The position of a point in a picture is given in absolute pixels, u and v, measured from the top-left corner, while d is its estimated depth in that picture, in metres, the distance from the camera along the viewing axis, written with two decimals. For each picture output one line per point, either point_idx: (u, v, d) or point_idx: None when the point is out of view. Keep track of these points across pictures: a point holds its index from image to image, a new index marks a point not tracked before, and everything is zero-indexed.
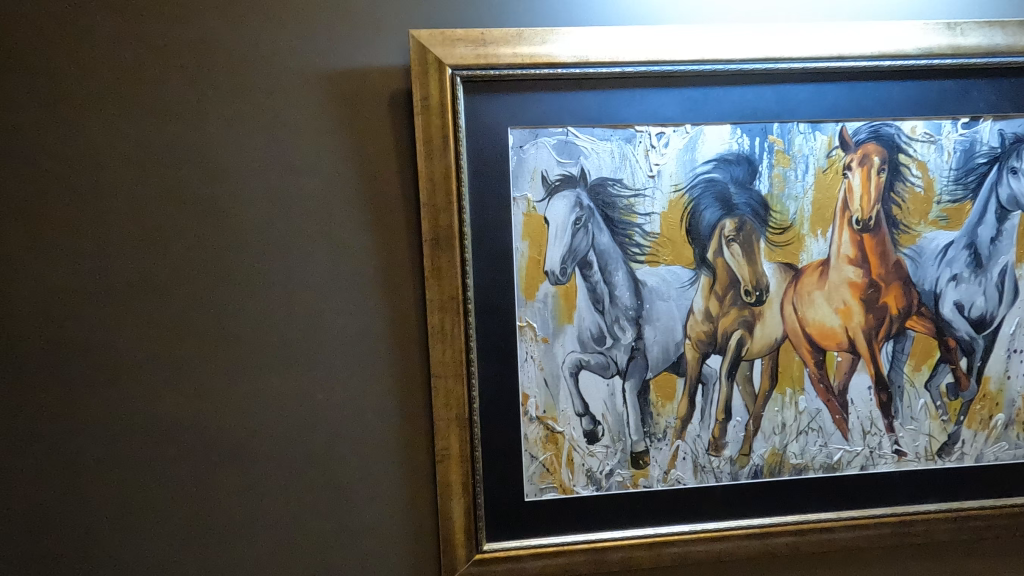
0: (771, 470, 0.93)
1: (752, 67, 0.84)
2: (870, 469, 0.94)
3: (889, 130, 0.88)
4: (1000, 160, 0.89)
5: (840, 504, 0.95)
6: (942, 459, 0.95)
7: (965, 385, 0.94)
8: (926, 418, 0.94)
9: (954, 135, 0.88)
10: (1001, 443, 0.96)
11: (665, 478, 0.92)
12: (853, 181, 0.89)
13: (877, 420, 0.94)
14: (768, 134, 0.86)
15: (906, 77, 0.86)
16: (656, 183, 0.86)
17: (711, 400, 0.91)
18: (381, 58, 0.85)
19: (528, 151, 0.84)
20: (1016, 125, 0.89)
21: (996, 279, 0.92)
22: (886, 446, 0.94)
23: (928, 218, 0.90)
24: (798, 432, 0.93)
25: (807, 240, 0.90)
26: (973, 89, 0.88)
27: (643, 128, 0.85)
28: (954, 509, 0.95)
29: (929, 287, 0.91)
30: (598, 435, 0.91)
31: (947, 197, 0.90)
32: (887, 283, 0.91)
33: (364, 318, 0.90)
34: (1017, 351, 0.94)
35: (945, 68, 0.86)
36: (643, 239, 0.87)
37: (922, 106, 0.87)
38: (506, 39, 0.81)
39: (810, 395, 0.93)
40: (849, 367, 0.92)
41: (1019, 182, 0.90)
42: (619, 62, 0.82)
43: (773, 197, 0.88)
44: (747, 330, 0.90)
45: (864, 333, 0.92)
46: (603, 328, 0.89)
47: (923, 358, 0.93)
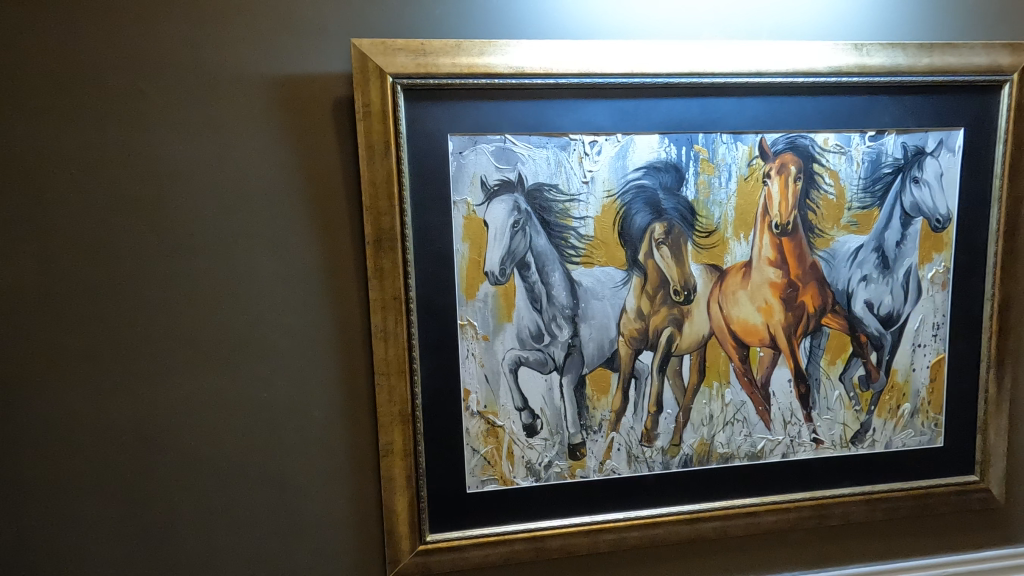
0: (699, 459, 0.99)
1: (678, 81, 0.89)
2: (791, 457, 1.01)
3: (804, 142, 0.95)
4: (904, 170, 0.97)
5: (763, 490, 1.01)
6: (856, 446, 1.03)
7: (875, 377, 1.02)
8: (841, 408, 1.02)
9: (863, 147, 0.96)
10: (908, 431, 1.04)
11: (601, 468, 0.97)
12: (772, 188, 0.95)
13: (796, 410, 1.01)
14: (693, 144, 0.92)
15: (819, 93, 0.93)
16: (590, 188, 0.91)
17: (643, 393, 0.97)
18: (325, 65, 0.88)
19: (468, 156, 0.88)
20: (917, 139, 0.97)
21: (902, 279, 1.00)
22: (805, 434, 1.01)
23: (840, 223, 0.98)
24: (724, 423, 0.99)
25: (731, 243, 0.96)
26: (879, 105, 0.95)
27: (576, 136, 0.90)
28: (867, 492, 1.03)
29: (842, 286, 0.99)
30: (538, 428, 0.95)
31: (857, 204, 0.97)
32: (804, 283, 0.98)
33: (310, 317, 0.92)
34: (922, 345, 1.02)
35: (854, 85, 0.94)
36: (578, 241, 0.92)
37: (833, 120, 0.95)
38: (446, 49, 0.85)
39: (735, 388, 0.99)
40: (771, 362, 0.99)
41: (921, 190, 0.98)
42: (553, 73, 0.86)
43: (698, 202, 0.94)
44: (676, 327, 0.96)
45: (784, 329, 0.99)
46: (541, 326, 0.93)
47: (838, 352, 1.01)
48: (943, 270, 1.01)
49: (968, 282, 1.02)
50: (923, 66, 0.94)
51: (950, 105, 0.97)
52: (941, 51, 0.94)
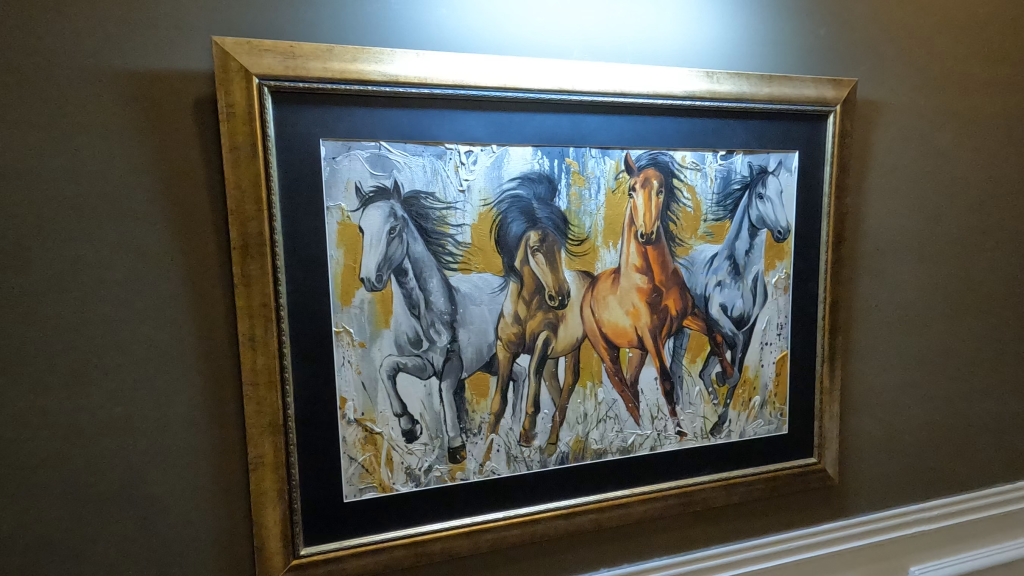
0: (575, 456, 1.05)
1: (549, 97, 0.94)
2: (658, 449, 1.09)
3: (664, 158, 1.03)
4: (750, 187, 1.09)
5: (634, 482, 1.08)
6: (714, 437, 1.13)
7: (730, 373, 1.12)
8: (701, 402, 1.11)
9: (715, 164, 1.06)
10: (759, 421, 1.15)
11: (480, 470, 0.99)
12: (637, 201, 1.03)
13: (662, 406, 1.09)
14: (565, 157, 0.98)
15: (677, 114, 1.02)
16: (466, 197, 0.94)
17: (521, 395, 1.00)
18: (185, 62, 0.84)
19: (341, 162, 0.87)
20: (761, 159, 1.09)
21: (751, 284, 1.11)
22: (670, 428, 1.10)
23: (698, 233, 1.07)
24: (597, 421, 1.05)
25: (601, 251, 1.02)
26: (729, 127, 1.06)
27: (452, 146, 0.92)
28: (724, 478, 1.13)
29: (700, 291, 1.09)
30: (417, 434, 0.96)
31: (712, 216, 1.07)
32: (667, 288, 1.07)
33: (170, 328, 0.87)
34: (768, 343, 1.14)
35: (707, 108, 1.03)
36: (455, 248, 0.94)
37: (689, 139, 1.04)
38: (317, 53, 0.84)
39: (607, 387, 1.05)
40: (639, 361, 1.07)
41: (765, 205, 1.10)
42: (428, 83, 0.88)
43: (570, 212, 0.99)
44: (551, 331, 1.01)
45: (650, 331, 1.07)
46: (419, 332, 0.94)
47: (698, 351, 1.10)
48: (785, 275, 1.14)
49: (805, 286, 1.15)
50: (764, 95, 1.05)
51: (788, 130, 1.10)
52: (779, 82, 1.06)
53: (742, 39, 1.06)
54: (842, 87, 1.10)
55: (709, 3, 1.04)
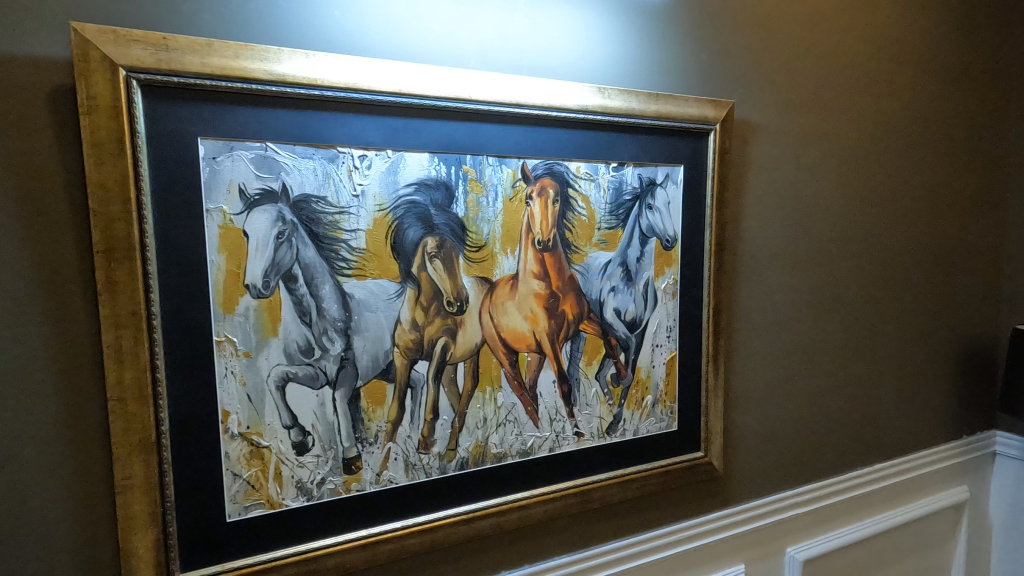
0: (475, 461, 1.05)
1: (444, 104, 0.95)
2: (556, 450, 1.13)
3: (560, 169, 1.07)
4: (640, 198, 1.15)
5: (533, 483, 1.11)
6: (610, 436, 1.18)
7: (625, 374, 1.18)
8: (597, 403, 1.16)
9: (608, 175, 1.12)
10: (651, 419, 1.22)
11: (377, 480, 0.98)
12: (534, 209, 1.06)
13: (560, 408, 1.12)
14: (462, 164, 0.99)
15: (571, 126, 1.07)
16: (361, 202, 0.92)
17: (419, 402, 1.00)
18: (38, 47, 0.76)
19: (223, 162, 0.83)
20: (651, 172, 1.16)
21: (642, 289, 1.18)
22: (568, 429, 1.13)
23: (592, 241, 1.12)
24: (497, 425, 1.07)
25: (499, 257, 1.04)
26: (620, 141, 1.12)
27: (344, 149, 0.90)
28: (619, 475, 1.18)
29: (594, 296, 1.14)
30: (309, 446, 0.92)
31: (605, 225, 1.13)
32: (563, 294, 1.11)
33: (19, 341, 0.78)
34: (659, 345, 1.21)
35: (599, 122, 1.08)
36: (349, 254, 0.92)
37: (583, 151, 1.08)
38: (194, 47, 0.79)
39: (506, 391, 1.07)
40: (537, 365, 1.10)
41: (654, 215, 1.17)
42: (318, 85, 0.86)
43: (468, 219, 1.00)
44: (450, 337, 1.01)
45: (548, 335, 1.10)
46: (310, 340, 0.91)
47: (594, 354, 1.15)
48: (673, 281, 1.21)
49: (692, 291, 1.23)
50: (652, 111, 1.12)
51: (674, 145, 1.17)
52: (665, 100, 1.14)
53: (631, 58, 1.13)
54: (721, 108, 1.20)
55: (600, 23, 1.09)
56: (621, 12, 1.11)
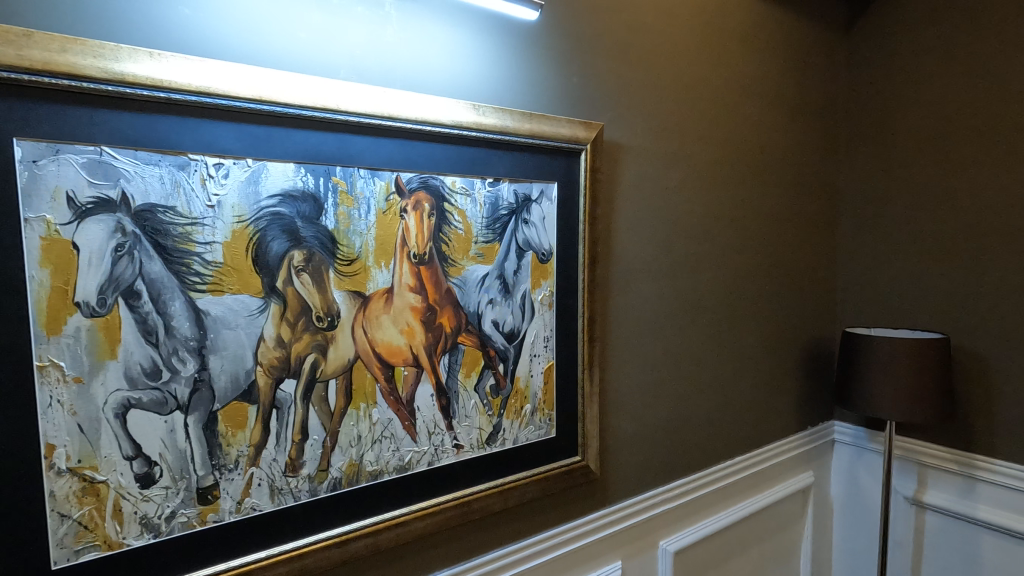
0: (348, 480, 1.02)
1: (310, 114, 0.93)
2: (435, 464, 1.12)
3: (435, 183, 1.08)
4: (516, 213, 1.19)
5: (412, 499, 1.10)
6: (490, 446, 1.20)
7: (503, 385, 1.21)
8: (477, 414, 1.17)
9: (483, 191, 1.14)
10: (530, 427, 1.25)
11: (238, 508, 0.92)
12: (409, 222, 1.06)
13: (439, 421, 1.12)
14: (331, 175, 0.96)
15: (445, 142, 1.08)
16: (217, 212, 0.87)
17: (285, 423, 0.95)
18: None
19: (47, 167, 0.75)
20: (526, 187, 1.20)
21: (519, 301, 1.22)
22: (447, 442, 1.14)
23: (469, 254, 1.14)
24: (372, 442, 1.05)
25: (373, 270, 1.03)
26: (495, 157, 1.15)
27: (196, 157, 0.85)
28: (500, 485, 1.20)
29: (472, 308, 1.15)
30: (155, 477, 0.85)
31: (482, 239, 1.15)
32: (440, 307, 1.11)
33: None
34: (536, 355, 1.25)
35: (473, 138, 1.11)
36: (203, 268, 0.86)
37: (458, 166, 1.10)
38: (9, 38, 0.71)
39: (382, 407, 1.05)
40: (414, 379, 1.09)
41: (530, 229, 1.21)
42: (164, 86, 0.81)
43: (338, 232, 0.98)
44: (320, 353, 0.97)
45: (425, 349, 1.10)
46: (157, 361, 0.84)
47: (472, 365, 1.16)
48: (549, 293, 1.26)
49: (567, 302, 1.29)
50: (526, 129, 1.17)
51: (548, 163, 1.23)
52: (538, 120, 1.19)
53: (505, 79, 1.17)
54: (591, 129, 1.27)
55: (474, 42, 1.12)
56: (495, 33, 1.15)
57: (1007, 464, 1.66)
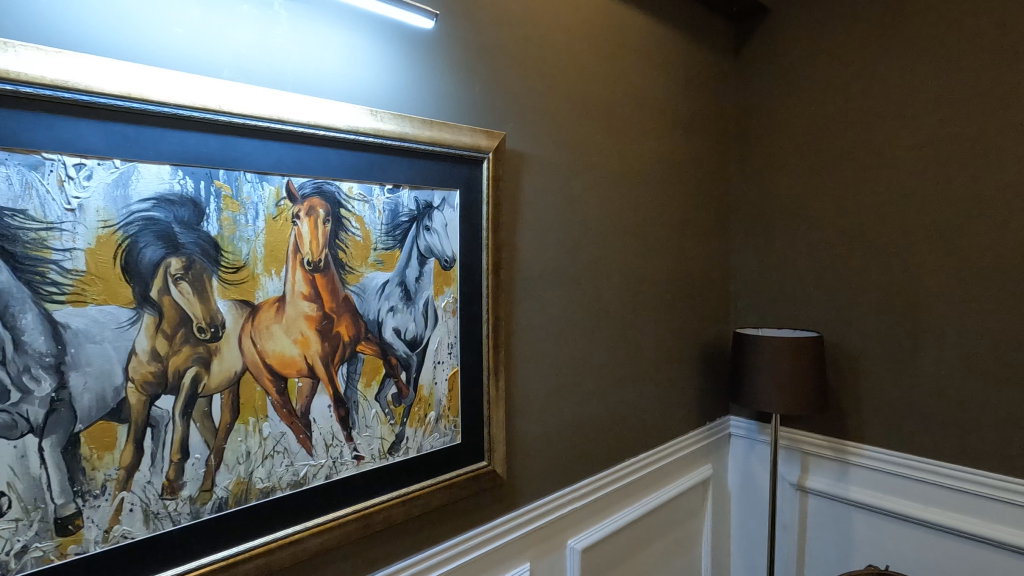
0: (236, 499, 0.97)
1: (188, 114, 0.88)
2: (333, 477, 1.09)
3: (330, 189, 1.05)
4: (417, 220, 1.18)
5: (308, 515, 1.06)
6: (392, 456, 1.18)
7: (406, 393, 1.20)
8: (378, 424, 1.15)
9: (382, 197, 1.13)
10: (435, 434, 1.25)
11: (106, 537, 0.85)
12: (301, 228, 1.02)
13: (337, 433, 1.09)
14: (213, 179, 0.92)
15: (341, 147, 1.06)
16: (78, 217, 0.80)
17: (161, 443, 0.89)
18: None
19: None
20: (427, 195, 1.20)
21: (421, 308, 1.21)
22: (346, 454, 1.11)
23: (368, 261, 1.12)
24: (263, 458, 1.00)
25: (262, 278, 0.98)
26: (394, 163, 1.14)
27: (53, 156, 0.78)
28: (403, 494, 1.19)
29: (372, 316, 1.14)
30: (3, 509, 0.77)
31: (381, 245, 1.14)
32: (338, 315, 1.09)
33: None
34: (440, 362, 1.25)
35: (370, 144, 1.10)
36: (61, 277, 0.79)
37: (354, 172, 1.09)
38: None
39: (274, 420, 1.01)
40: (310, 391, 1.05)
41: (432, 236, 1.21)
42: (13, 79, 0.74)
43: (222, 238, 0.93)
44: (201, 366, 0.92)
45: (321, 358, 1.07)
46: (4, 381, 0.76)
47: (373, 375, 1.14)
48: (452, 300, 1.27)
49: (472, 309, 1.30)
50: (426, 136, 1.17)
51: (450, 171, 1.24)
52: (439, 127, 1.19)
53: (405, 86, 1.17)
54: (493, 138, 1.29)
55: (373, 47, 1.12)
56: (394, 39, 1.15)
57: (874, 448, 1.85)
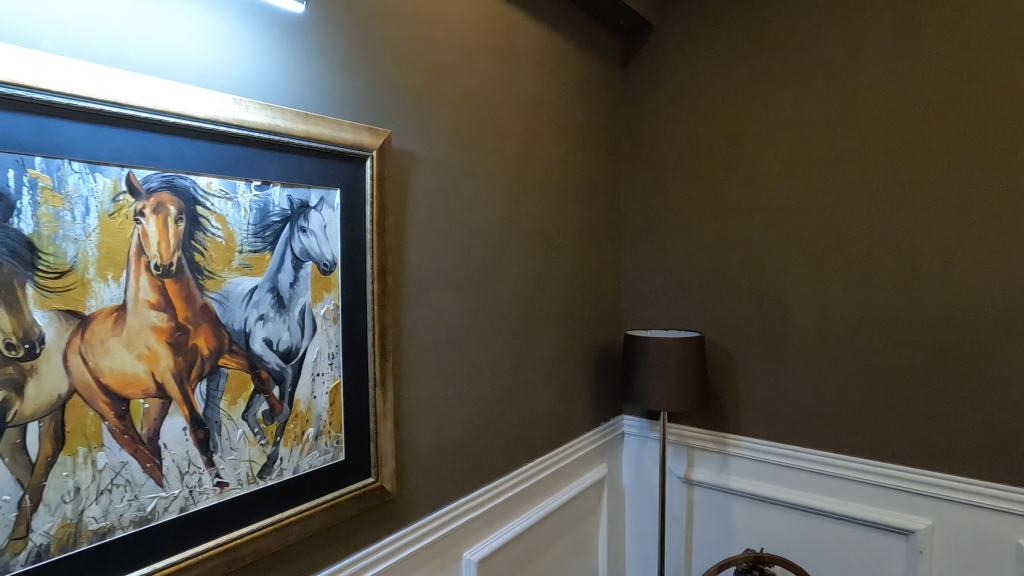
0: (60, 545, 0.82)
1: None
2: (190, 509, 0.97)
3: (183, 183, 0.94)
4: (291, 221, 1.09)
5: (157, 554, 0.93)
6: (263, 480, 1.07)
7: (279, 410, 1.09)
8: (246, 446, 1.04)
9: (248, 195, 1.03)
10: (313, 453, 1.15)
11: None
12: (147, 228, 0.90)
13: (195, 459, 0.97)
14: (28, 168, 0.78)
15: (197, 137, 0.95)
16: None
17: None
18: None
19: None
20: (302, 194, 1.11)
21: (297, 317, 1.11)
22: (207, 481, 0.99)
23: (231, 265, 1.01)
24: (97, 494, 0.86)
25: (95, 285, 0.85)
26: (262, 158, 1.04)
27: None
28: (277, 521, 1.08)
29: (238, 326, 1.02)
30: None
31: (248, 248, 1.03)
32: (195, 325, 0.97)
33: None
34: (319, 374, 1.16)
35: (234, 135, 0.99)
36: None
37: (214, 166, 0.97)
38: None
39: (112, 449, 0.87)
40: (159, 413, 0.92)
41: (309, 239, 1.12)
42: None
43: (41, 237, 0.79)
44: (12, 390, 0.77)
45: (174, 375, 0.94)
46: None
47: (239, 391, 1.03)
48: (333, 306, 1.18)
49: (355, 316, 1.22)
50: (300, 130, 1.08)
51: (329, 169, 1.15)
52: (315, 121, 1.11)
53: (276, 74, 1.08)
54: (378, 135, 1.23)
55: (237, 29, 1.02)
56: (262, 23, 1.05)
57: (750, 439, 1.99)
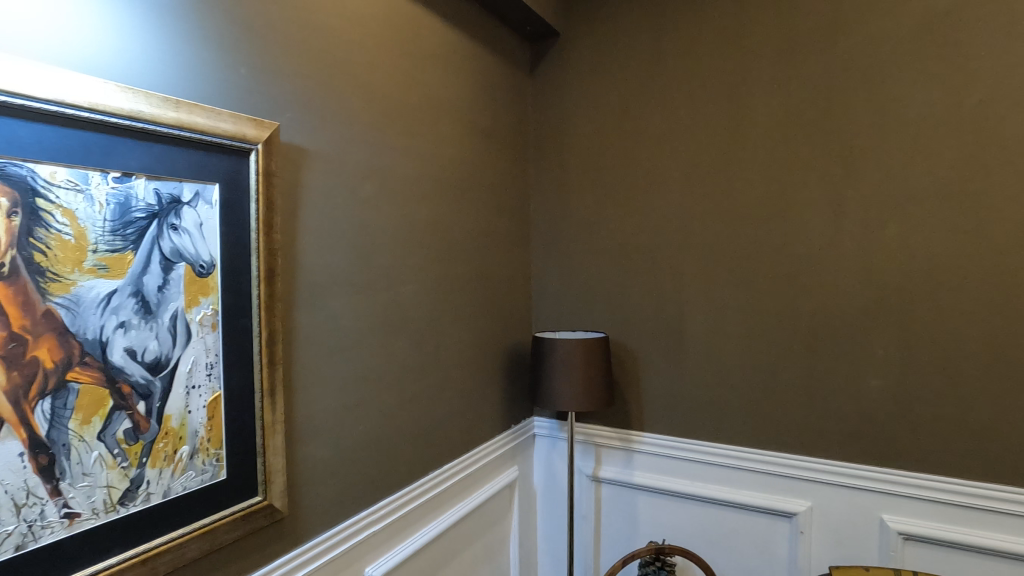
0: None
1: None
2: (30, 546, 0.84)
3: (18, 172, 0.82)
4: (159, 217, 0.99)
5: None
6: (125, 507, 0.95)
7: (145, 427, 0.98)
8: (103, 470, 0.92)
9: (105, 187, 0.92)
10: (188, 473, 1.04)
11: None
12: None
13: (35, 488, 0.84)
14: None
15: (37, 121, 0.83)
16: None
17: None
18: None
19: None
20: (172, 188, 1.01)
21: (166, 324, 1.01)
22: (52, 513, 0.86)
23: (83, 266, 0.89)
24: None
25: None
26: (123, 147, 0.93)
27: None
28: (144, 551, 0.97)
29: (92, 335, 0.91)
30: None
31: (104, 247, 0.92)
32: (35, 335, 0.84)
33: None
34: (195, 386, 1.06)
35: (85, 120, 0.88)
36: None
37: (59, 154, 0.86)
38: None
39: None
40: None
41: (181, 237, 1.02)
42: None
43: None
44: None
45: (6, 394, 0.81)
46: None
47: (94, 409, 0.91)
48: (211, 312, 1.08)
49: (238, 321, 1.13)
50: (170, 118, 0.98)
51: (205, 162, 1.06)
52: (189, 109, 1.01)
53: (139, 55, 0.97)
54: (263, 128, 1.15)
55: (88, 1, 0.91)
56: None
57: (652, 434, 2.07)
